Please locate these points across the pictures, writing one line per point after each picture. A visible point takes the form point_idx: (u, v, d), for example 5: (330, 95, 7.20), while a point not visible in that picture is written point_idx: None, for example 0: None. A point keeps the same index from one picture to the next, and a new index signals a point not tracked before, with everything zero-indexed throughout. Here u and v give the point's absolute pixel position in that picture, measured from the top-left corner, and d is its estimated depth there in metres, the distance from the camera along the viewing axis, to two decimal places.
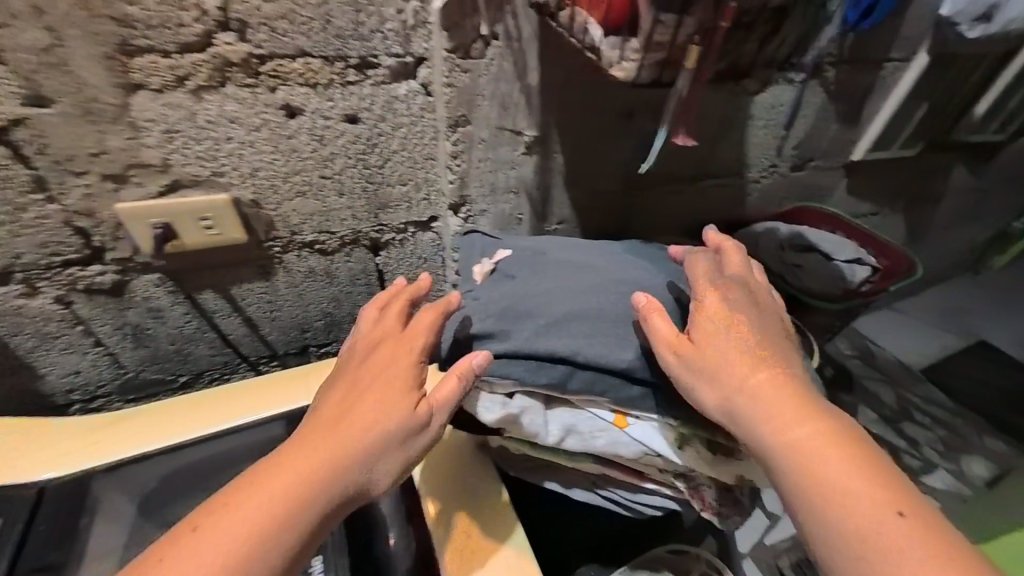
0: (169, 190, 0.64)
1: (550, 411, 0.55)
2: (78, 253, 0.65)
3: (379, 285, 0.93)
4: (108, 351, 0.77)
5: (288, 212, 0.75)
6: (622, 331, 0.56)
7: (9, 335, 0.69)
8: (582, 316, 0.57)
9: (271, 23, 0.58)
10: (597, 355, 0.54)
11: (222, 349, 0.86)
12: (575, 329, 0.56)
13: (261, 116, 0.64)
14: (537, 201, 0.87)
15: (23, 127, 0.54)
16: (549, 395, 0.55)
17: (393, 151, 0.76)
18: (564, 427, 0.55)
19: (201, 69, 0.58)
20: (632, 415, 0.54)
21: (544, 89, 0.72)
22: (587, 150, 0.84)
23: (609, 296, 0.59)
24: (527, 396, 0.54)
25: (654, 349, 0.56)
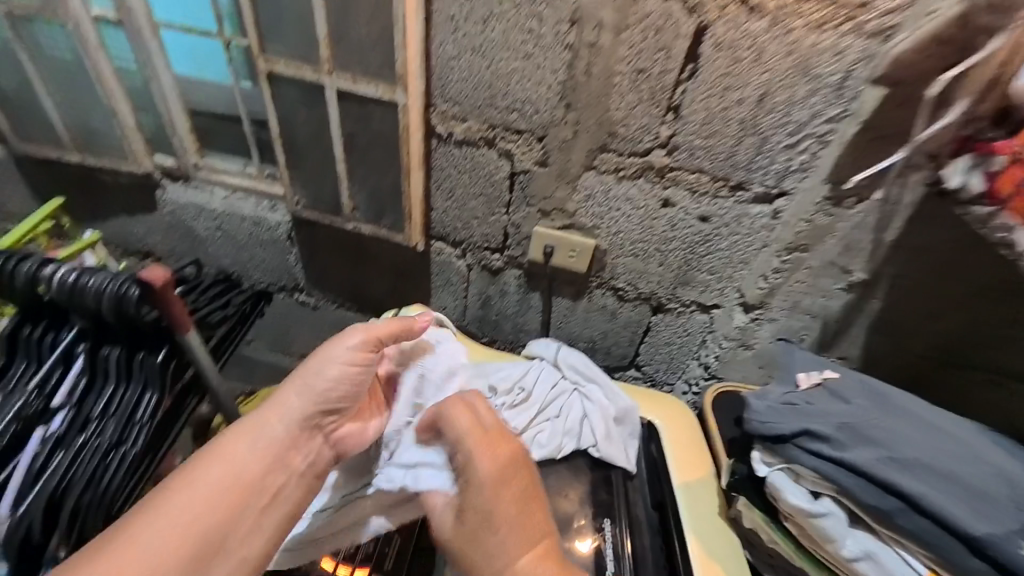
0: (566, 228, 0.97)
1: (850, 526, 0.57)
2: (497, 244, 1.03)
3: (646, 339, 1.11)
4: (465, 303, 1.16)
5: (620, 264, 0.99)
6: (969, 496, 0.53)
7: (434, 274, 1.12)
8: (924, 465, 0.55)
9: (695, 150, 0.82)
10: (936, 502, 0.52)
11: (517, 332, 1.17)
12: (912, 475, 0.55)
13: (647, 202, 0.90)
14: (829, 332, 0.91)
15: (525, 175, 0.91)
16: (854, 512, 0.57)
17: (720, 249, 0.92)
18: (863, 549, 0.55)
19: (633, 167, 0.86)
20: None
21: (897, 246, 0.78)
22: (910, 307, 0.84)
23: (960, 460, 0.55)
24: (831, 498, 0.58)
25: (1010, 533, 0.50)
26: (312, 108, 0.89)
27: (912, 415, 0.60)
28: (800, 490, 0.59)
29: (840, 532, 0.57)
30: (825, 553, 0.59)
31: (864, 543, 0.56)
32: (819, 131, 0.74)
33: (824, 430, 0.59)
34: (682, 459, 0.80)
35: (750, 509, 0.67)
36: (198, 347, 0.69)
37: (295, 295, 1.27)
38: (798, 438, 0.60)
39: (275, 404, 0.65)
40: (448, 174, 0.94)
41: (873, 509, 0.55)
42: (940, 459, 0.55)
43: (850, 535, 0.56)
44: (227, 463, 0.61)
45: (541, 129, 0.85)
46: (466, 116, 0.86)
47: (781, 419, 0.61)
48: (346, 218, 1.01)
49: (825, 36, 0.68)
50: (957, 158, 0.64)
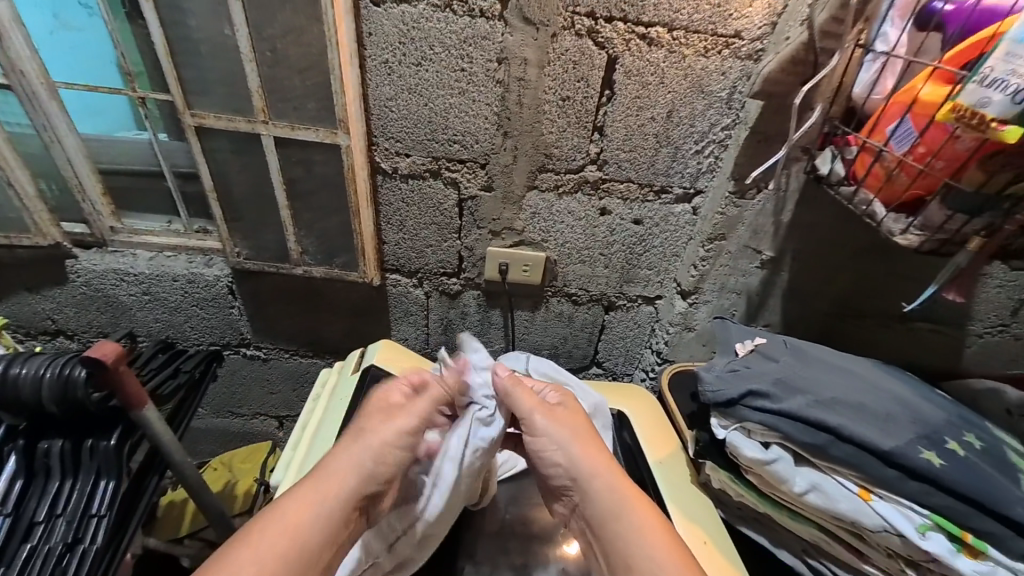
0: (517, 245, 1.03)
1: (796, 466, 0.65)
2: (453, 268, 1.06)
3: (602, 337, 1.19)
4: (427, 330, 1.17)
5: (570, 272, 1.07)
6: (879, 420, 0.64)
7: (393, 306, 1.12)
8: (842, 403, 0.65)
9: (621, 163, 0.92)
10: (856, 429, 0.62)
11: (482, 351, 1.20)
12: (839, 413, 0.64)
13: (586, 212, 0.98)
14: (752, 306, 1.05)
15: (473, 200, 0.96)
16: (798, 453, 0.65)
17: (654, 246, 1.03)
18: (810, 483, 0.63)
19: (570, 183, 0.95)
20: (876, 491, 0.61)
21: (793, 225, 0.93)
22: (809, 275, 1.00)
23: (866, 392, 0.67)
24: (778, 445, 0.66)
25: (911, 443, 0.61)
26: (250, 158, 0.88)
27: (824, 363, 0.72)
28: (752, 441, 0.67)
29: (791, 473, 0.64)
30: (782, 493, 0.66)
31: (811, 477, 0.64)
32: (719, 137, 0.89)
33: (764, 386, 0.68)
34: (652, 441, 0.87)
35: (716, 470, 0.75)
36: (158, 421, 0.67)
37: (241, 350, 1.20)
38: (745, 398, 0.68)
39: (333, 468, 0.59)
40: (398, 207, 0.96)
41: (810, 446, 0.63)
42: (851, 394, 0.66)
43: (798, 473, 0.64)
44: (292, 533, 0.54)
45: (483, 157, 0.91)
46: (410, 151, 0.90)
47: (727, 384, 0.69)
48: (293, 264, 0.99)
49: (709, 61, 0.81)
50: (823, 149, 0.79)
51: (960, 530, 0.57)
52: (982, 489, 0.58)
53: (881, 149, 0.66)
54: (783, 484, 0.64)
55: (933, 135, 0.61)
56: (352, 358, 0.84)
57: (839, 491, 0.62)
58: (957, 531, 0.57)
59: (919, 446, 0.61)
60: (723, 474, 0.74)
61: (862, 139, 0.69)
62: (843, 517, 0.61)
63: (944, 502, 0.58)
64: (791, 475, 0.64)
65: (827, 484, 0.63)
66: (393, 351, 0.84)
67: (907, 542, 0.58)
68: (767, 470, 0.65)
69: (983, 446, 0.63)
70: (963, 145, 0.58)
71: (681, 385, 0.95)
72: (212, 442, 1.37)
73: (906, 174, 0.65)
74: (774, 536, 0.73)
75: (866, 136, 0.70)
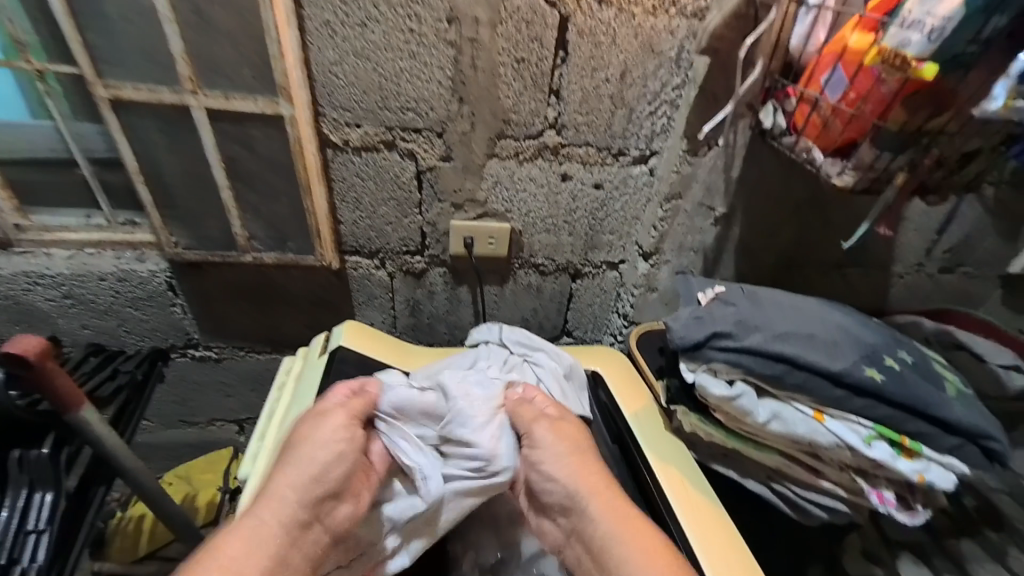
0: (480, 217, 1.01)
1: (759, 399, 0.69)
2: (416, 246, 1.03)
3: (571, 305, 1.21)
4: (394, 313, 1.13)
5: (536, 241, 1.07)
6: (829, 346, 0.69)
7: (355, 291, 1.07)
8: (796, 335, 0.70)
9: (579, 126, 0.92)
10: (809, 357, 0.67)
11: (452, 331, 1.17)
12: (794, 344, 0.69)
13: (548, 179, 0.98)
14: (709, 262, 1.10)
15: (432, 171, 0.93)
16: (760, 386, 0.70)
17: (615, 209, 1.06)
18: (771, 412, 0.67)
19: (530, 149, 0.94)
20: (829, 412, 0.66)
21: (743, 181, 0.97)
22: (758, 229, 1.06)
23: (817, 323, 0.72)
24: (742, 381, 0.69)
25: (856, 363, 0.67)
26: (180, 135, 0.80)
27: (778, 301, 0.76)
28: (718, 380, 0.70)
29: (756, 407, 0.68)
30: (747, 426, 0.71)
31: (773, 407, 0.68)
32: (670, 97, 0.91)
33: (727, 326, 0.71)
34: (627, 397, 0.89)
35: (689, 416, 0.76)
36: (97, 423, 0.63)
37: (189, 352, 1.10)
38: (710, 341, 0.71)
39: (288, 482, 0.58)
40: (352, 183, 0.92)
41: (771, 376, 0.68)
42: (804, 326, 0.71)
43: (762, 405, 0.68)
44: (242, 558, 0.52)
45: (440, 125, 0.88)
46: (362, 122, 0.85)
47: (692, 330, 0.72)
48: (240, 253, 0.92)
49: (657, 21, 0.83)
50: (765, 104, 0.83)
51: (899, 436, 0.64)
52: (918, 397, 0.64)
53: (817, 97, 0.71)
54: (749, 417, 0.68)
55: (862, 81, 0.65)
56: (316, 343, 0.79)
57: (797, 416, 0.67)
58: (896, 437, 0.64)
59: (862, 365, 0.67)
60: (693, 420, 0.76)
61: (800, 90, 0.74)
62: (801, 439, 0.66)
63: (887, 412, 0.64)
64: (754, 407, 0.68)
65: (786, 411, 0.68)
66: (361, 335, 0.79)
67: (857, 453, 0.64)
68: (732, 406, 0.68)
69: (915, 360, 0.70)
70: (887, 88, 0.63)
71: (650, 342, 0.98)
72: (165, 456, 1.26)
73: (839, 121, 0.69)
74: (742, 469, 0.75)
75: (803, 87, 0.74)
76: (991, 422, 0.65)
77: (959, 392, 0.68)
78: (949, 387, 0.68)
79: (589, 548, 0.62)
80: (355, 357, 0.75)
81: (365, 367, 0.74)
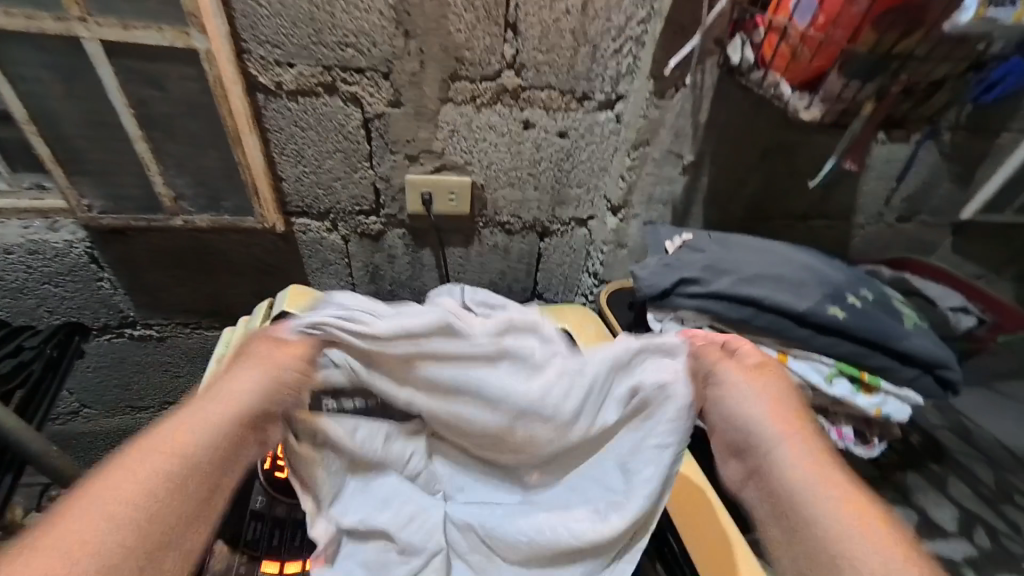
0: (438, 171, 0.94)
1: None
2: (370, 205, 0.95)
3: (540, 266, 1.16)
4: (352, 281, 1.05)
5: (499, 197, 1.01)
6: (796, 286, 0.67)
7: (307, 257, 0.98)
8: (764, 275, 0.68)
9: (539, 66, 0.85)
10: (778, 297, 0.65)
11: (416, 297, 1.11)
12: (762, 284, 0.67)
13: (509, 126, 0.91)
14: (679, 215, 1.07)
15: (380, 119, 0.85)
16: (726, 331, 0.67)
17: (582, 160, 1.00)
18: None
19: (488, 92, 0.86)
20: (793, 352, 0.64)
21: (711, 125, 0.93)
22: (727, 177, 1.03)
23: (784, 263, 0.70)
24: (708, 326, 0.67)
25: (821, 301, 0.65)
26: (78, 76, 0.70)
27: (745, 244, 0.74)
28: (684, 328, 0.68)
29: None
30: None
31: None
32: (635, 33, 0.85)
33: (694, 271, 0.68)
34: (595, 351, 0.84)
35: None
36: None
37: (125, 332, 1.01)
38: (677, 287, 0.69)
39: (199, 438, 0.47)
40: (291, 133, 0.82)
41: (739, 320, 0.65)
42: (770, 267, 0.69)
43: None
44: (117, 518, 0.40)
45: (385, 64, 0.79)
46: (295, 60, 0.76)
47: (659, 277, 0.69)
48: (166, 215, 0.82)
49: None
50: (733, 38, 0.79)
51: (859, 371, 0.63)
52: (880, 330, 0.63)
53: (786, 24, 0.66)
54: None
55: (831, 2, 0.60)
56: (257, 311, 0.71)
57: (764, 359, 0.65)
58: (856, 372, 0.63)
59: (826, 301, 0.66)
60: None
61: (769, 18, 0.69)
62: None
63: (850, 348, 0.63)
64: None
65: (753, 354, 0.65)
66: (303, 300, 0.72)
67: (820, 392, 0.63)
68: None
69: (876, 296, 0.70)
70: (859, 7, 0.58)
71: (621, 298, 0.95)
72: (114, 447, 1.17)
73: (809, 48, 0.64)
74: None
75: (771, 15, 0.69)
76: (946, 349, 0.65)
77: (917, 324, 0.68)
78: (909, 319, 0.68)
79: (778, 496, 0.48)
80: None
81: None
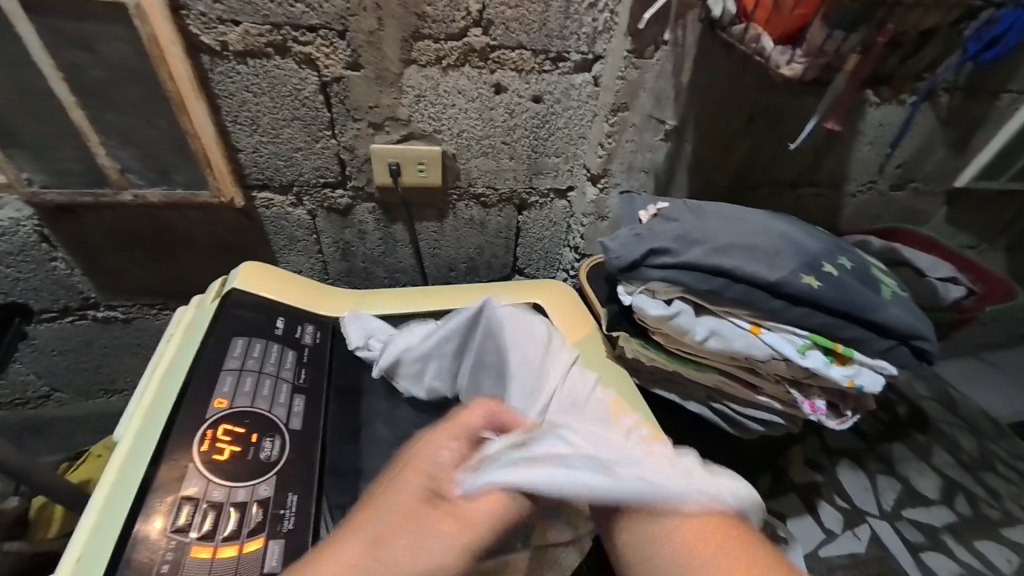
0: (405, 140, 0.88)
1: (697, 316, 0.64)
2: (335, 177, 0.90)
3: (519, 241, 1.12)
4: (322, 258, 1.01)
5: (473, 167, 0.96)
6: (771, 256, 0.64)
7: (272, 234, 0.94)
8: (738, 245, 0.64)
9: (508, 23, 0.79)
10: (751, 267, 0.62)
11: (391, 274, 1.08)
12: (735, 254, 0.63)
13: (478, 91, 0.86)
14: (662, 184, 1.02)
15: (339, 83, 0.79)
16: (698, 304, 0.65)
17: (558, 127, 0.94)
18: (709, 329, 0.63)
19: (453, 53, 0.81)
20: (766, 324, 0.62)
21: (693, 87, 0.88)
22: (712, 143, 0.98)
23: (761, 233, 0.67)
24: (679, 299, 0.65)
25: (796, 271, 0.62)
26: None
27: (723, 214, 0.70)
28: (654, 300, 0.65)
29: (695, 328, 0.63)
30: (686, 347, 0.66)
31: (711, 325, 0.63)
32: None
33: (665, 243, 0.65)
34: (569, 327, 0.81)
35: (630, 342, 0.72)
36: None
37: (88, 314, 0.97)
38: (648, 259, 0.65)
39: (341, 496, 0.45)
40: (242, 99, 0.77)
41: (710, 293, 0.62)
42: (746, 236, 0.66)
43: (702, 324, 0.63)
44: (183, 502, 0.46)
45: (339, 22, 0.73)
46: (239, 17, 0.70)
47: (630, 248, 0.66)
48: (114, 189, 0.79)
49: None
50: None
51: (833, 343, 0.60)
52: (855, 300, 0.61)
53: None
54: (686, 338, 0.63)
55: None
56: (211, 289, 0.68)
57: (734, 332, 0.62)
58: (830, 344, 0.60)
59: (802, 271, 0.63)
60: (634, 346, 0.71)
61: None
62: (739, 354, 0.62)
63: (822, 320, 0.61)
64: (692, 326, 0.63)
65: (725, 326, 0.63)
66: (263, 275, 0.69)
67: (791, 364, 0.60)
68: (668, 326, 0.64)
69: (855, 265, 0.67)
70: None
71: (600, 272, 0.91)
72: (92, 431, 1.16)
73: None
74: (683, 392, 0.73)
75: None
76: (923, 322, 0.63)
77: (896, 293, 0.66)
78: (887, 288, 0.66)
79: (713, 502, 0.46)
80: (254, 301, 0.66)
81: (267, 312, 0.65)
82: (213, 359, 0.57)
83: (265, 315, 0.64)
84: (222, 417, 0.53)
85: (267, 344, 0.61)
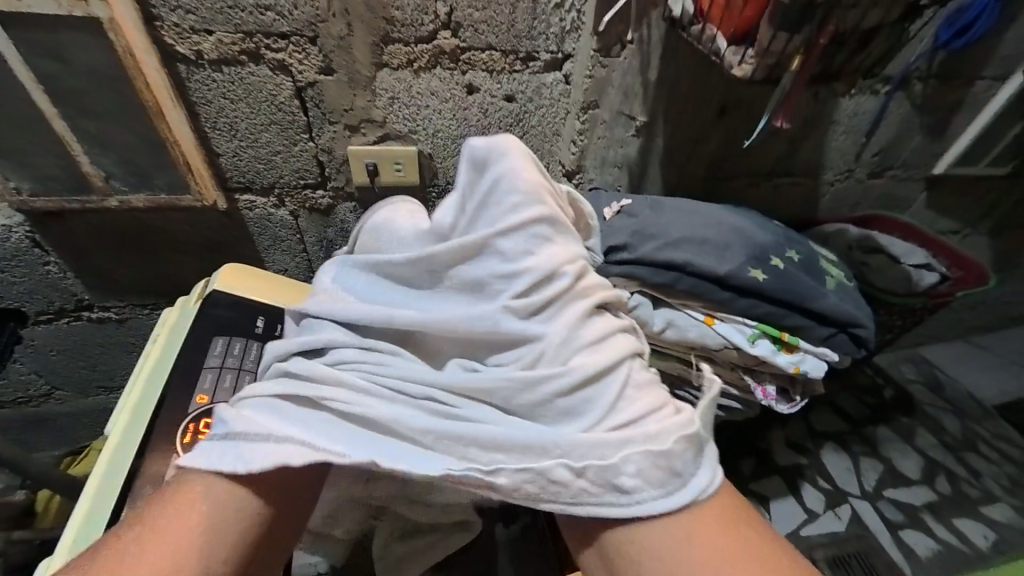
0: (381, 140, 0.91)
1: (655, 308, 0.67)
2: (314, 178, 0.93)
3: None
4: (306, 257, 1.04)
5: (449, 165, 0.98)
6: (725, 249, 0.67)
7: (256, 234, 0.98)
8: (693, 240, 0.67)
9: (476, 25, 0.81)
10: (704, 261, 0.65)
11: None
12: (690, 248, 0.67)
13: (451, 91, 0.88)
14: (636, 177, 1.04)
15: (313, 87, 0.81)
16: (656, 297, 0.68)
17: (532, 125, 0.96)
18: (666, 320, 0.66)
19: (424, 55, 0.83)
20: (719, 315, 0.65)
21: (661, 83, 0.90)
22: (684, 136, 1.00)
23: (716, 227, 0.70)
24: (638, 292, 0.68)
25: (747, 264, 0.66)
26: None
27: (681, 209, 0.73)
28: None
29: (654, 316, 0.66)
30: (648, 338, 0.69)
31: (670, 316, 0.66)
32: None
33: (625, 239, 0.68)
34: None
35: None
36: None
37: (83, 315, 1.01)
38: (608, 255, 0.68)
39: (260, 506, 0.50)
40: (220, 105, 0.80)
41: (665, 286, 0.66)
42: (702, 231, 0.69)
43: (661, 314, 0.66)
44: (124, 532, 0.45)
45: (310, 28, 0.75)
46: (211, 26, 0.72)
47: None
48: (99, 195, 0.82)
49: None
50: None
51: (779, 332, 0.64)
52: (800, 290, 0.65)
53: None
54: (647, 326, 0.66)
55: None
56: (194, 289, 0.72)
57: (689, 320, 0.66)
58: (776, 333, 0.64)
59: (752, 264, 0.66)
60: None
61: None
62: (693, 344, 0.66)
63: (769, 309, 0.64)
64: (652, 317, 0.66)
65: (682, 316, 0.66)
66: (239, 275, 0.72)
67: (741, 351, 0.64)
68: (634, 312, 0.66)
69: (804, 256, 0.71)
70: None
71: None
72: (96, 426, 1.20)
73: None
74: None
75: None
76: (863, 310, 0.68)
77: (841, 284, 0.70)
78: (832, 278, 0.71)
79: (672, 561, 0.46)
80: (235, 301, 0.69)
81: (247, 311, 0.68)
82: (194, 357, 0.61)
83: (245, 314, 0.68)
84: (202, 412, 0.57)
85: (247, 341, 0.65)
